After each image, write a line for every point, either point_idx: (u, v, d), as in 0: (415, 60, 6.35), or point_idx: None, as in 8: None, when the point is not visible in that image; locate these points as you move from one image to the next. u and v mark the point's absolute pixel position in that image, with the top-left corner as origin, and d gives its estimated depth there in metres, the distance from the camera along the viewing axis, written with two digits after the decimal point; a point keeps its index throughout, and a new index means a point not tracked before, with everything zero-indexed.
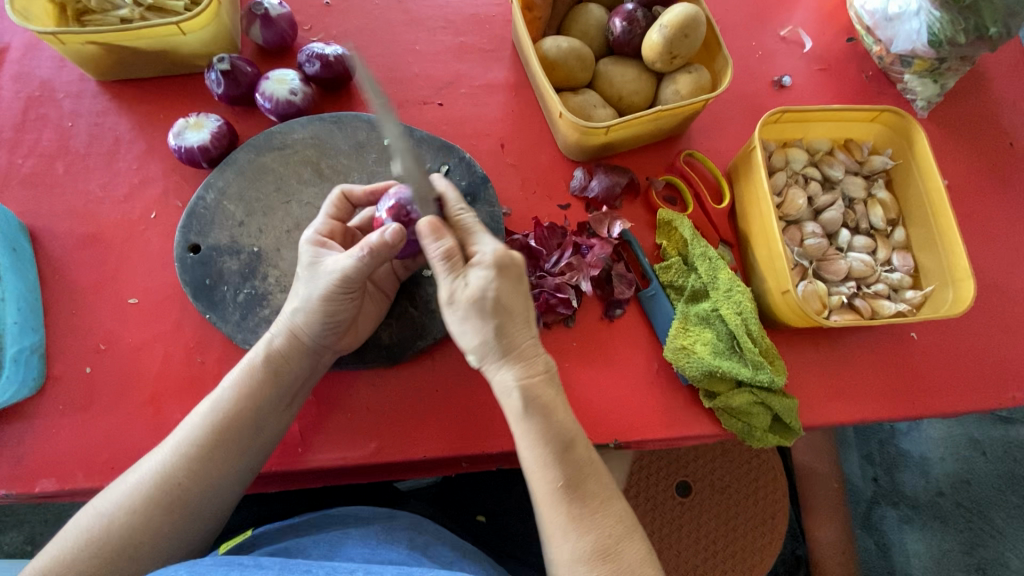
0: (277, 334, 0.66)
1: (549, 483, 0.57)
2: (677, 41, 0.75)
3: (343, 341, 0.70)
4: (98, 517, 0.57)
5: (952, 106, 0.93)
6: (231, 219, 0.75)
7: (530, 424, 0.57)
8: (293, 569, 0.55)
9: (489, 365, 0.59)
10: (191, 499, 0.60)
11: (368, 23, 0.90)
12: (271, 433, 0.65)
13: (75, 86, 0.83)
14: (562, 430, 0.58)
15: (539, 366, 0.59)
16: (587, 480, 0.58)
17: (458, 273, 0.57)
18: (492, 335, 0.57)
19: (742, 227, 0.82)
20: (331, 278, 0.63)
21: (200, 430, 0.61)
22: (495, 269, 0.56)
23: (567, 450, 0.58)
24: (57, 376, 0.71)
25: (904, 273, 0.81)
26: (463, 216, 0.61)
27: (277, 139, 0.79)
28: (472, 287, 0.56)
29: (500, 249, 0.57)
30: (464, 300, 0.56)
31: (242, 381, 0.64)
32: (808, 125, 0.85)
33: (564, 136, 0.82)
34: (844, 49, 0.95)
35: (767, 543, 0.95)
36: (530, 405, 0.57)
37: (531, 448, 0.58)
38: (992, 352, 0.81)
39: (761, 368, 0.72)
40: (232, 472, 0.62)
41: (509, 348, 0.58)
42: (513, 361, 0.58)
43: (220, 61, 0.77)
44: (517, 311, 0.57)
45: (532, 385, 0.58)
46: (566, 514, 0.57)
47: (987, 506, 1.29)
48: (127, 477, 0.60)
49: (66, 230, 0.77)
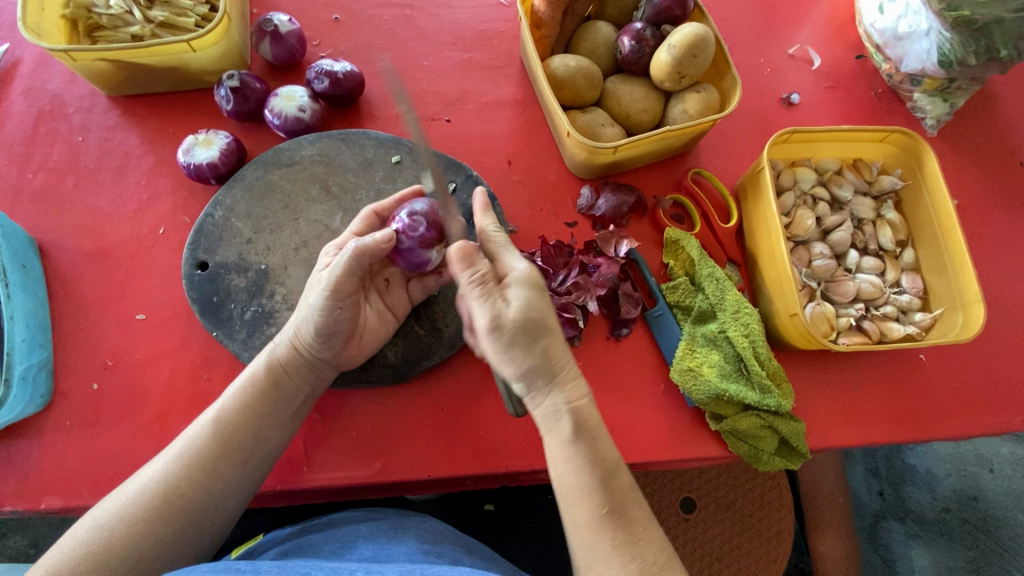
0: (279, 344, 0.66)
1: (593, 509, 0.56)
2: (686, 61, 0.75)
3: (346, 353, 0.69)
4: (96, 529, 0.56)
5: (962, 125, 0.92)
6: (238, 236, 0.76)
7: (578, 447, 0.57)
8: (292, 572, 0.55)
9: (534, 391, 0.59)
10: (195, 508, 0.60)
11: (376, 38, 0.91)
12: (276, 442, 0.65)
13: (86, 101, 0.84)
14: (607, 455, 0.58)
15: (582, 388, 0.60)
16: (630, 506, 0.58)
17: (493, 295, 0.59)
18: (540, 355, 0.58)
19: (750, 247, 0.82)
20: (326, 284, 0.64)
21: (204, 438, 0.62)
22: (529, 285, 0.59)
23: (611, 476, 0.58)
24: (64, 392, 0.72)
25: (913, 295, 0.80)
26: (492, 238, 0.65)
27: (285, 156, 0.79)
28: (512, 305, 0.58)
29: (529, 269, 0.61)
30: (509, 320, 0.57)
31: (244, 389, 0.65)
32: (817, 145, 0.84)
33: (572, 154, 0.82)
34: (853, 67, 0.95)
35: (771, 561, 0.95)
36: (576, 427, 0.57)
37: (577, 472, 0.57)
38: (1002, 375, 0.80)
39: (769, 393, 0.71)
40: (236, 480, 0.62)
41: (556, 367, 0.59)
42: (559, 383, 0.59)
43: (229, 78, 0.78)
44: (555, 329, 0.60)
45: (577, 407, 0.58)
46: (611, 540, 0.56)
47: (996, 524, 1.28)
48: (127, 487, 0.60)
49: (75, 245, 0.77)
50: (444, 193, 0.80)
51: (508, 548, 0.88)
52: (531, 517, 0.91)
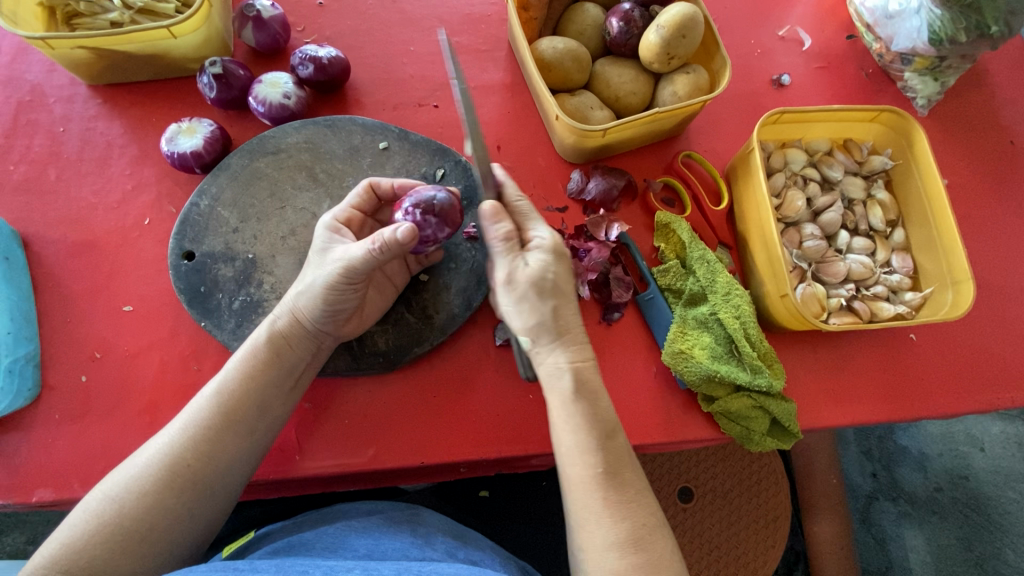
0: (280, 316, 0.65)
1: (588, 468, 0.57)
2: (675, 41, 0.74)
3: (347, 327, 0.70)
4: (106, 501, 0.57)
5: (952, 104, 0.92)
6: (225, 225, 0.75)
7: (578, 406, 0.58)
8: (288, 571, 0.56)
9: (541, 347, 0.61)
10: (202, 480, 0.60)
11: (361, 23, 0.89)
12: (279, 413, 0.65)
13: (67, 90, 0.82)
14: (603, 416, 0.59)
15: (588, 350, 0.62)
16: (624, 469, 0.58)
17: (515, 254, 0.60)
18: (549, 316, 0.59)
19: (741, 229, 0.82)
20: (340, 267, 0.63)
21: (207, 411, 0.61)
22: (552, 252, 0.60)
23: (609, 436, 0.59)
24: (53, 385, 0.71)
25: (903, 275, 0.80)
26: (517, 204, 0.65)
27: (270, 144, 0.79)
28: (529, 267, 0.59)
29: (555, 236, 0.62)
30: (525, 280, 0.58)
31: (245, 362, 0.64)
32: (808, 126, 0.84)
33: (561, 139, 0.82)
34: (844, 46, 0.94)
35: (769, 546, 0.95)
36: (581, 386, 0.59)
37: (573, 430, 0.58)
38: (992, 352, 0.80)
39: (759, 372, 0.72)
40: (242, 452, 0.62)
41: (565, 329, 0.60)
42: (567, 343, 0.60)
43: (212, 64, 0.76)
44: (569, 294, 0.61)
45: (582, 367, 0.60)
46: (600, 498, 0.57)
47: (985, 502, 1.30)
48: (133, 462, 0.60)
49: (59, 237, 0.76)
50: (433, 179, 0.79)
51: (503, 533, 0.89)
52: (524, 501, 0.91)
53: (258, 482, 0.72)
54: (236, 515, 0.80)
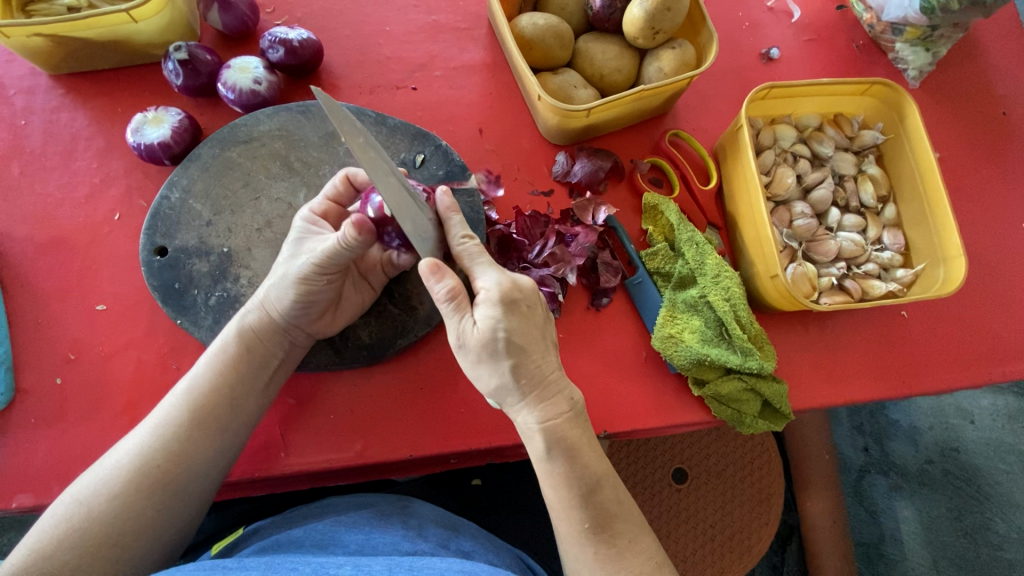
0: (250, 310, 0.64)
1: (574, 525, 0.57)
2: (659, 15, 0.71)
3: (321, 323, 0.67)
4: (75, 505, 0.55)
5: (945, 74, 0.90)
6: (197, 219, 0.72)
7: (553, 467, 0.56)
8: (279, 568, 0.55)
9: (510, 407, 0.57)
10: (174, 480, 0.58)
11: (334, 4, 0.86)
12: (252, 411, 0.64)
13: (26, 81, 0.78)
14: (588, 475, 0.57)
15: (563, 404, 0.56)
16: (614, 520, 0.58)
17: (464, 312, 0.54)
18: (508, 378, 0.54)
19: (730, 208, 0.80)
20: (312, 261, 0.61)
21: (177, 409, 0.60)
22: (501, 305, 0.53)
23: (592, 493, 0.57)
24: (27, 388, 0.69)
25: (895, 251, 0.79)
26: (462, 245, 0.58)
27: (242, 132, 0.76)
28: (478, 325, 0.53)
29: (505, 282, 0.55)
30: (475, 342, 0.54)
31: (215, 359, 0.62)
32: (798, 101, 0.82)
33: (545, 120, 0.79)
34: (834, 17, 0.92)
35: (764, 523, 0.96)
36: (555, 447, 0.56)
37: (556, 490, 0.57)
38: (984, 326, 0.80)
39: (750, 355, 0.71)
40: (214, 452, 0.61)
41: (530, 387, 0.55)
42: (535, 402, 0.55)
43: (177, 49, 0.73)
44: (530, 345, 0.55)
45: (555, 427, 0.56)
46: (592, 553, 0.57)
47: (974, 473, 1.31)
48: (104, 462, 0.58)
49: (27, 235, 0.74)
50: (413, 166, 0.77)
51: (497, 521, 0.88)
52: (519, 486, 0.91)
53: (239, 481, 0.70)
54: (223, 512, 0.79)
